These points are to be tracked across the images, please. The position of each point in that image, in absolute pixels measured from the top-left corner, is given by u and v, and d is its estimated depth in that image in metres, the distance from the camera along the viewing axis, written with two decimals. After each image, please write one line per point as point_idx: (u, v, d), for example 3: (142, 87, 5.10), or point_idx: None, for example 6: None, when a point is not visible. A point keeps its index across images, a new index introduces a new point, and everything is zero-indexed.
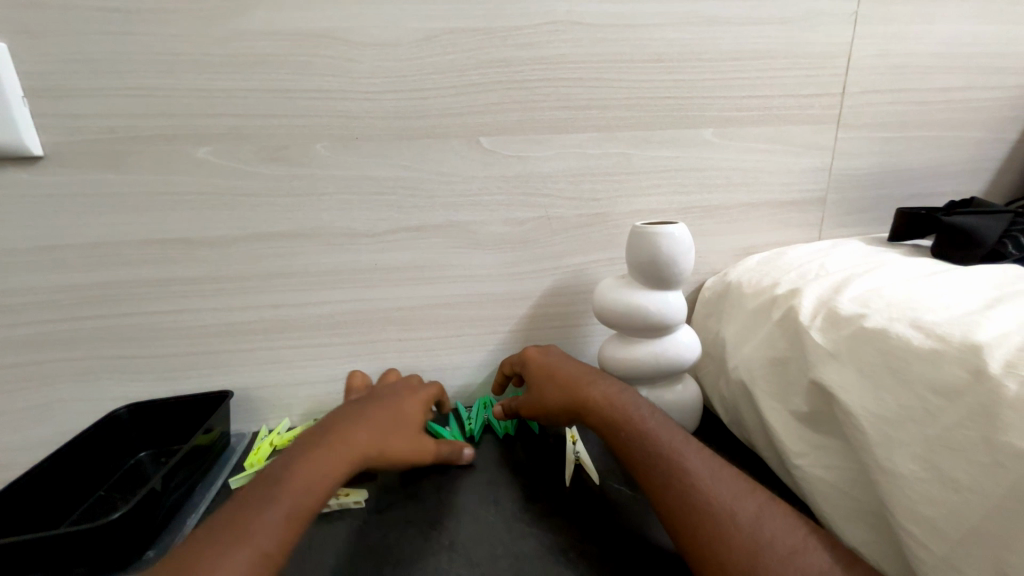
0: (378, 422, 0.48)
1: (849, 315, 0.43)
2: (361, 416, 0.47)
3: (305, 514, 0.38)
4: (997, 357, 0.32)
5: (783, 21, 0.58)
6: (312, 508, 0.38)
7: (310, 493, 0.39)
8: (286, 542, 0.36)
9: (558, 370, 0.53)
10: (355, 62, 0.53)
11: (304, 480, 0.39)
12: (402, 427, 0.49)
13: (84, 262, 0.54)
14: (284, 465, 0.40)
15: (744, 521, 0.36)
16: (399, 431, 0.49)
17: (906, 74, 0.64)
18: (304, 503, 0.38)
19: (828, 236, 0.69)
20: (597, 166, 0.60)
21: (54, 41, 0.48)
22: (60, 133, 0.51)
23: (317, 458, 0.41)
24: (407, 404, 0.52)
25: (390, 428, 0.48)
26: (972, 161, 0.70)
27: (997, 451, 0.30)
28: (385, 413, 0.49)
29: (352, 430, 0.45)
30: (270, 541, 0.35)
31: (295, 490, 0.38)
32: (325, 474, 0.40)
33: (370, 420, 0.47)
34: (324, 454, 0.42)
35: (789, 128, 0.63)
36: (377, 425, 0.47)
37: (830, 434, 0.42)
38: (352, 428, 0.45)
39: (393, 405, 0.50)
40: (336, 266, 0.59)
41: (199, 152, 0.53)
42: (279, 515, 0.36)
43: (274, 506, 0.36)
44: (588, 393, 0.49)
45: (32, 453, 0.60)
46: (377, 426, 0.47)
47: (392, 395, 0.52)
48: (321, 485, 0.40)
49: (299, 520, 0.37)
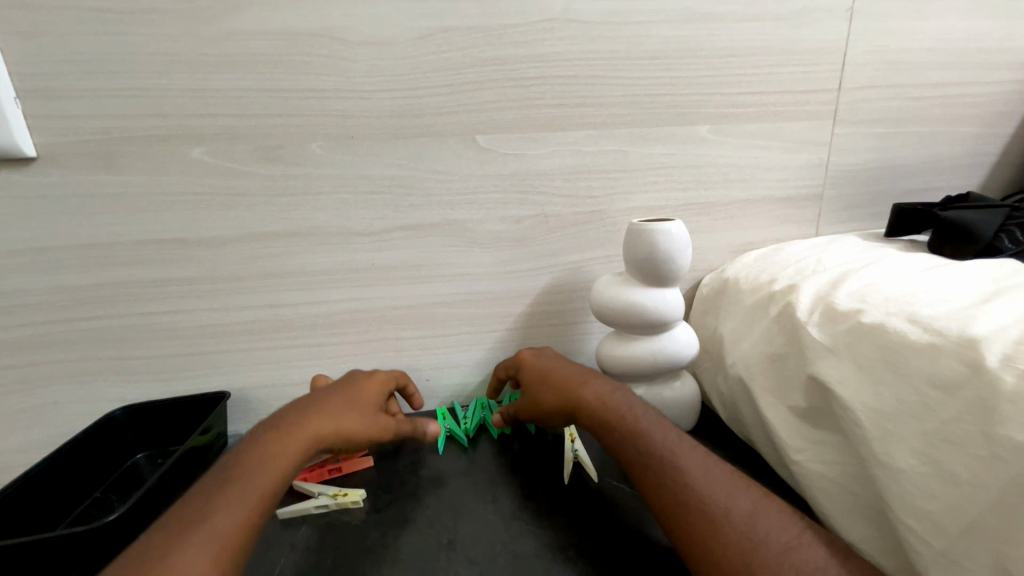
0: (339, 402, 0.48)
1: (847, 310, 0.43)
2: (317, 400, 0.48)
3: (262, 499, 0.38)
4: (995, 351, 0.32)
5: (778, 18, 0.58)
6: (269, 491, 0.39)
7: (264, 477, 0.39)
8: (244, 526, 0.36)
9: (550, 372, 0.53)
10: (350, 61, 0.53)
11: (258, 467, 0.39)
12: (366, 403, 0.50)
13: (78, 263, 0.54)
14: (236, 457, 0.41)
15: (739, 520, 0.36)
16: (363, 409, 0.49)
17: (901, 70, 0.64)
18: (257, 487, 0.38)
19: (825, 232, 0.69)
20: (593, 163, 0.60)
21: (45, 42, 0.48)
22: (53, 134, 0.50)
23: (268, 449, 0.41)
24: (370, 383, 0.52)
25: (353, 405, 0.48)
26: (968, 156, 0.70)
27: (996, 445, 0.30)
28: (347, 394, 0.49)
29: (307, 413, 0.45)
30: (228, 530, 0.35)
31: (246, 477, 0.38)
32: (278, 457, 0.41)
33: (328, 401, 0.47)
34: (277, 440, 0.42)
35: (785, 125, 0.63)
36: (337, 403, 0.48)
37: (828, 431, 0.42)
38: (309, 411, 0.46)
39: (355, 388, 0.51)
40: (333, 265, 0.59)
41: (194, 152, 0.53)
42: (233, 504, 0.36)
43: (224, 497, 0.37)
44: (579, 394, 0.49)
45: (28, 456, 0.60)
46: (337, 406, 0.47)
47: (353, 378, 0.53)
48: (275, 469, 0.40)
49: (257, 506, 0.37)
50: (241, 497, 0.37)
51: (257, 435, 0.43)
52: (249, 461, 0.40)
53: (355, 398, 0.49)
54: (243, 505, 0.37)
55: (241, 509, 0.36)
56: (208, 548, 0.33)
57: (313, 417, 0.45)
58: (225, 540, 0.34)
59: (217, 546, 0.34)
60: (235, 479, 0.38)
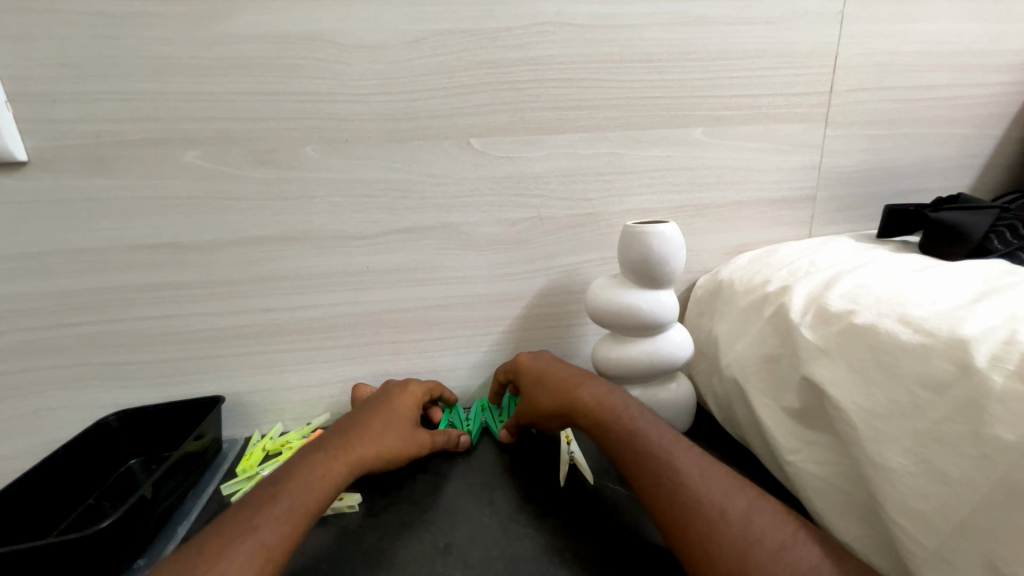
0: (379, 423, 0.50)
1: (839, 311, 0.43)
2: (360, 419, 0.50)
3: (306, 515, 0.39)
4: (984, 351, 0.32)
5: (770, 21, 0.59)
6: (315, 507, 0.40)
7: (313, 494, 0.40)
8: (288, 541, 0.36)
9: (549, 374, 0.53)
10: (344, 64, 0.53)
11: (307, 481, 0.41)
12: (404, 425, 0.52)
13: (70, 268, 0.54)
14: (281, 473, 0.41)
15: (735, 519, 0.36)
16: (399, 431, 0.51)
17: (892, 72, 0.64)
18: (305, 502, 0.39)
19: (818, 233, 0.69)
20: (587, 166, 0.60)
21: (38, 46, 0.48)
22: (46, 138, 0.50)
23: (315, 466, 0.42)
24: (405, 399, 0.54)
25: (391, 427, 0.51)
26: (959, 157, 0.71)
27: (984, 444, 0.30)
28: (387, 415, 0.52)
29: (352, 435, 0.47)
30: (275, 543, 0.35)
31: (296, 490, 0.40)
32: (327, 476, 0.42)
33: (371, 421, 0.50)
34: (325, 459, 0.44)
35: (778, 127, 0.63)
36: (379, 425, 0.50)
37: (821, 431, 0.42)
38: (355, 432, 0.48)
39: (395, 407, 0.53)
40: (328, 269, 0.58)
41: (187, 155, 0.53)
42: (280, 516, 0.37)
43: (269, 511, 0.37)
44: (577, 396, 0.49)
45: (21, 461, 0.60)
46: (378, 428, 0.49)
47: (388, 395, 0.54)
48: (321, 488, 0.41)
49: (304, 520, 0.38)
50: (287, 512, 0.38)
51: (303, 454, 0.44)
52: (295, 476, 0.41)
53: (393, 417, 0.52)
54: (291, 519, 0.37)
55: (287, 524, 0.37)
56: (256, 560, 0.34)
57: (358, 438, 0.47)
58: (272, 555, 0.35)
59: (264, 559, 0.34)
60: (284, 491, 0.39)
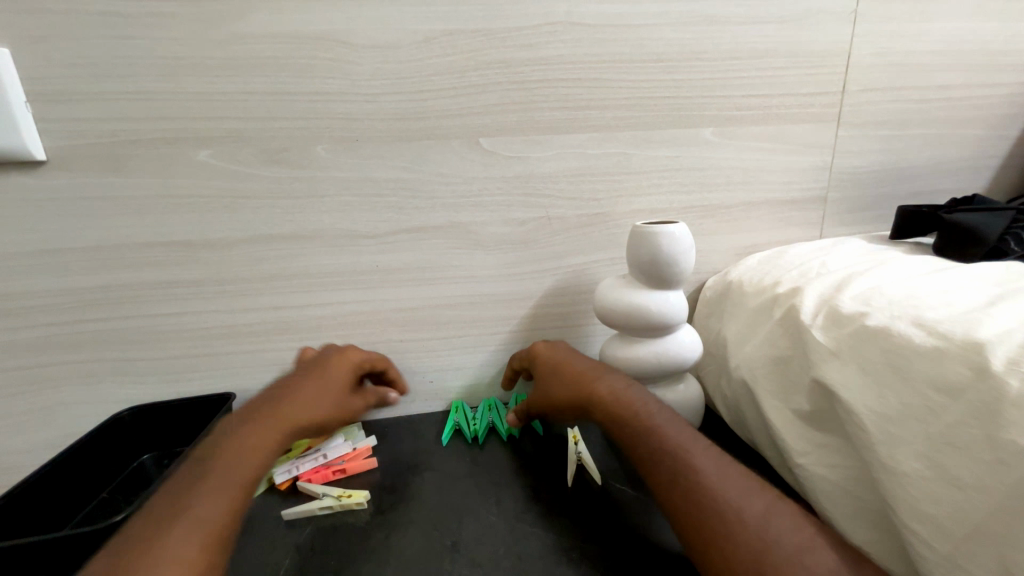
0: (311, 390, 0.48)
1: (851, 313, 0.43)
2: (290, 387, 0.48)
3: (245, 488, 0.39)
4: (1000, 354, 0.32)
5: (783, 20, 0.58)
6: (249, 479, 0.39)
7: (246, 465, 0.40)
8: (230, 515, 0.37)
9: (565, 364, 0.53)
10: (355, 65, 0.53)
11: (234, 457, 0.40)
12: (338, 391, 0.50)
13: (86, 265, 0.55)
14: (208, 452, 0.41)
15: (752, 520, 0.36)
16: (335, 396, 0.49)
17: (906, 72, 0.63)
18: (236, 479, 0.39)
19: (829, 234, 0.69)
20: (596, 165, 0.60)
21: (55, 46, 0.49)
22: (63, 137, 0.51)
23: (241, 440, 0.42)
24: (339, 366, 0.52)
25: (324, 393, 0.49)
26: (972, 159, 0.70)
27: (1000, 450, 0.30)
28: (321, 381, 0.50)
29: (283, 398, 0.46)
30: (213, 521, 0.36)
31: (224, 468, 0.39)
32: (261, 443, 0.42)
33: (302, 385, 0.48)
34: (252, 431, 0.43)
35: (790, 127, 0.63)
36: (309, 391, 0.48)
37: (832, 434, 0.42)
38: (282, 401, 0.46)
39: (330, 368, 0.52)
40: (336, 268, 0.59)
41: (200, 154, 0.53)
42: (213, 495, 0.37)
43: (203, 490, 0.37)
44: (594, 387, 0.49)
45: (35, 455, 0.61)
46: (309, 394, 0.48)
47: (323, 363, 0.52)
48: (250, 461, 0.41)
49: (240, 495, 0.38)
50: (222, 487, 0.38)
51: (234, 425, 0.44)
52: (224, 453, 0.41)
53: (326, 383, 0.50)
54: (226, 497, 0.37)
55: (225, 498, 0.37)
56: (195, 538, 0.34)
57: (283, 406, 0.46)
58: (213, 530, 0.35)
59: (203, 535, 0.34)
60: (212, 471, 0.39)
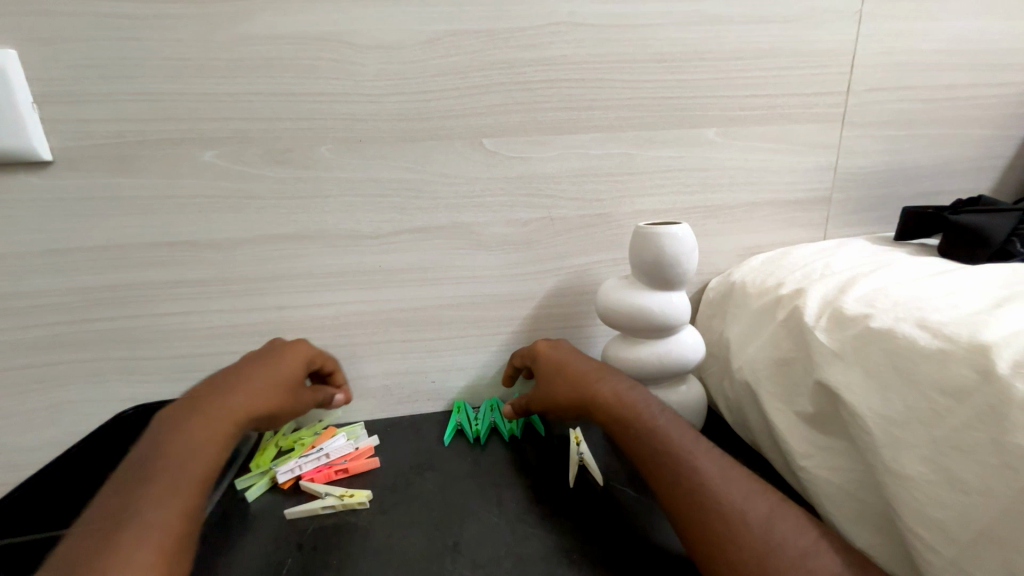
0: (262, 381, 0.48)
1: (855, 315, 0.43)
2: (239, 376, 0.48)
3: (198, 484, 0.39)
4: (1006, 357, 0.32)
5: (788, 20, 0.58)
6: (201, 476, 0.40)
7: (198, 461, 0.40)
8: (188, 512, 0.37)
9: (568, 363, 0.53)
10: (359, 66, 0.53)
11: (185, 454, 0.40)
12: (290, 382, 0.50)
13: (92, 265, 0.55)
14: (155, 446, 0.40)
15: (755, 523, 0.36)
16: (286, 388, 0.50)
17: (912, 71, 0.63)
18: (189, 476, 0.39)
19: (833, 234, 0.68)
20: (599, 165, 0.60)
21: (62, 48, 0.49)
22: (69, 138, 0.51)
23: (191, 434, 0.41)
24: (292, 357, 0.52)
25: (275, 384, 0.49)
26: (979, 159, 0.69)
27: (1006, 454, 0.29)
28: (273, 372, 0.49)
29: (231, 388, 0.46)
30: (170, 521, 0.35)
31: (175, 466, 0.39)
32: (209, 439, 0.42)
33: (252, 375, 0.48)
34: (202, 425, 0.42)
35: (795, 127, 0.62)
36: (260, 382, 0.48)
37: (835, 436, 0.42)
38: (233, 392, 0.46)
39: (282, 358, 0.51)
40: (339, 268, 0.59)
41: (205, 155, 0.53)
42: (168, 494, 0.37)
43: (155, 488, 0.37)
44: (597, 388, 0.49)
45: (42, 453, 0.61)
46: (259, 386, 0.48)
47: (275, 353, 0.52)
48: (201, 458, 0.41)
49: (195, 493, 0.38)
50: (175, 484, 0.38)
51: (175, 419, 0.43)
52: (175, 448, 0.40)
53: (278, 374, 0.50)
54: (182, 495, 0.37)
55: (181, 496, 0.37)
56: (152, 538, 0.34)
57: (233, 398, 0.45)
58: (173, 529, 0.35)
59: (161, 535, 0.34)
60: (162, 467, 0.38)
